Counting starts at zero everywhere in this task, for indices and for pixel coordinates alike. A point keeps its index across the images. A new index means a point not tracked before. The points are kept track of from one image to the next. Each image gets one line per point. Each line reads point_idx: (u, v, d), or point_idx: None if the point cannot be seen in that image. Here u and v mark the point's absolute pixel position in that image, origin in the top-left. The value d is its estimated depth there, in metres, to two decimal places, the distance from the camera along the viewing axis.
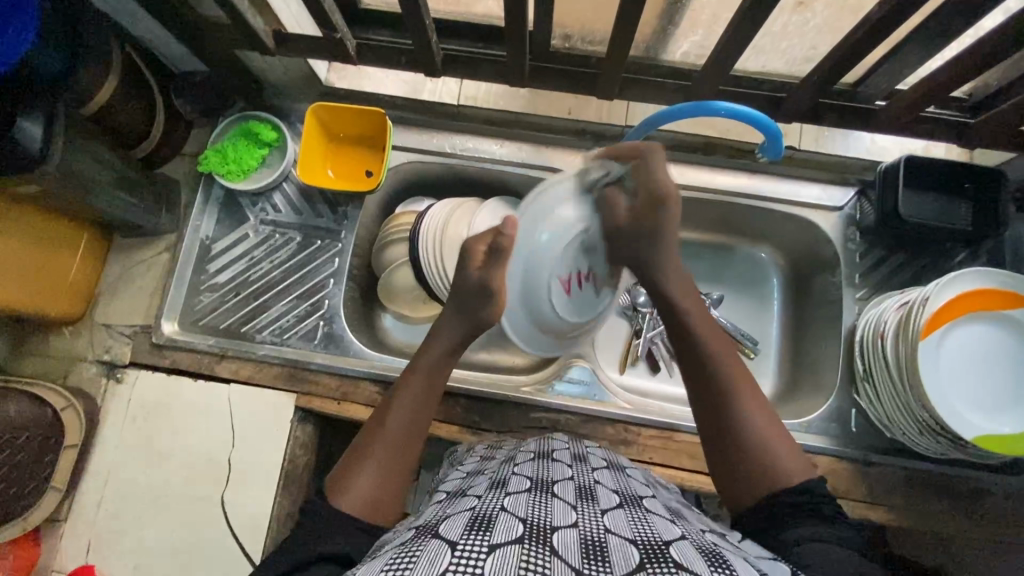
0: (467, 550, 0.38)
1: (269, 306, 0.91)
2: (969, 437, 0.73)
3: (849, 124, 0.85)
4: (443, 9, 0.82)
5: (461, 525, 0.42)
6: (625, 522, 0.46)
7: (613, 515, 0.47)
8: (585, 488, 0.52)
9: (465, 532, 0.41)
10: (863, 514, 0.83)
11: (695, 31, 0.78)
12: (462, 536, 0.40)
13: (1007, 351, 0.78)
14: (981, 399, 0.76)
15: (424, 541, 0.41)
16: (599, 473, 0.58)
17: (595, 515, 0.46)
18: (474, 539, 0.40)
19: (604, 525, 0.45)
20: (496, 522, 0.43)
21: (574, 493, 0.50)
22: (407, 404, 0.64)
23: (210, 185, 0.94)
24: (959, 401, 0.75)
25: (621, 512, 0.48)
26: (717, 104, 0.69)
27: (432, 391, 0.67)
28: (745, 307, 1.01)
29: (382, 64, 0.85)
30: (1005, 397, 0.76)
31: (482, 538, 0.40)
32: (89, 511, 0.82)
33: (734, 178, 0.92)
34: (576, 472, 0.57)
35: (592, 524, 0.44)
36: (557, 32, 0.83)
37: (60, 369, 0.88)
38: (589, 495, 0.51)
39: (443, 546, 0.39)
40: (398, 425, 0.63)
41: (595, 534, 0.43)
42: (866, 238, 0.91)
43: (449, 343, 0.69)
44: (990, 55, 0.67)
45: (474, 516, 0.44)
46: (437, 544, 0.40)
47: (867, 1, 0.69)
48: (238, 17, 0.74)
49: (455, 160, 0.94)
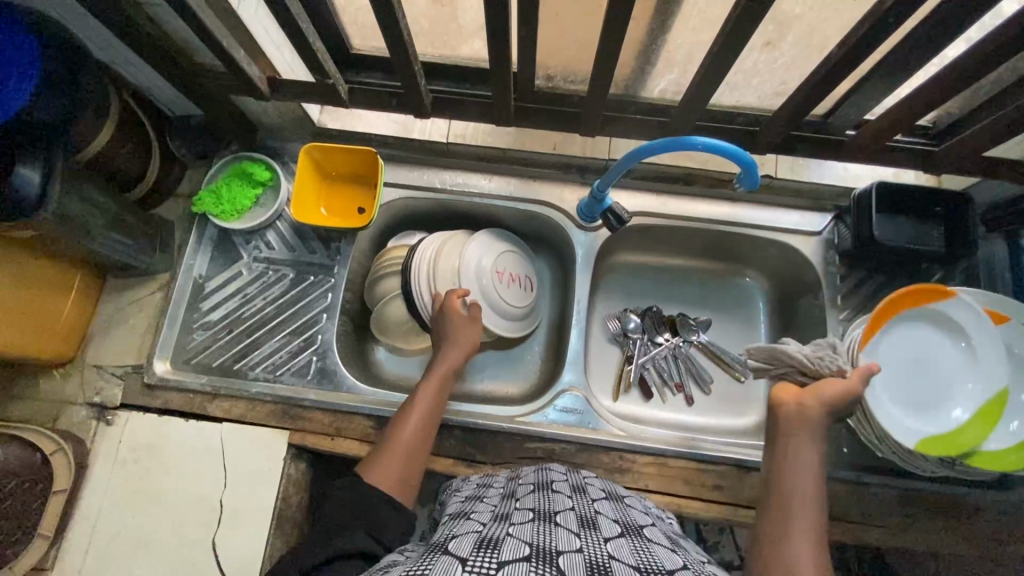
0: (477, 567, 0.40)
1: (262, 343, 0.91)
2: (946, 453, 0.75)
3: (821, 152, 0.89)
4: (431, 54, 0.86)
5: (469, 545, 0.44)
6: (628, 549, 0.47)
7: (616, 542, 0.48)
8: (587, 518, 0.53)
9: (475, 550, 0.43)
10: (860, 536, 0.83)
11: (671, 71, 0.83)
12: (472, 554, 0.42)
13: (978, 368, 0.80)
14: (945, 415, 0.78)
15: (434, 558, 0.42)
16: (599, 503, 0.59)
17: (599, 542, 0.47)
18: (483, 557, 0.41)
19: (608, 551, 0.46)
20: (503, 543, 0.44)
21: (577, 522, 0.51)
22: (427, 400, 0.78)
23: (204, 224, 0.95)
24: (922, 415, 0.78)
25: (624, 540, 0.49)
26: (693, 138, 0.72)
27: (445, 389, 0.80)
28: (733, 331, 1.03)
29: (373, 106, 0.89)
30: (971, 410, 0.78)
31: (490, 557, 0.41)
32: (76, 558, 0.80)
33: (715, 208, 0.95)
34: (576, 502, 0.57)
35: (596, 551, 0.45)
36: (540, 73, 0.87)
37: (50, 412, 0.88)
38: (592, 524, 0.51)
39: (454, 562, 0.41)
40: (417, 417, 0.76)
41: (599, 558, 0.44)
42: (844, 261, 0.93)
43: (461, 349, 0.82)
44: (948, 88, 0.71)
45: (481, 538, 0.46)
46: (448, 561, 0.41)
47: (831, 41, 0.73)
48: (234, 66, 0.77)
49: (445, 195, 0.97)
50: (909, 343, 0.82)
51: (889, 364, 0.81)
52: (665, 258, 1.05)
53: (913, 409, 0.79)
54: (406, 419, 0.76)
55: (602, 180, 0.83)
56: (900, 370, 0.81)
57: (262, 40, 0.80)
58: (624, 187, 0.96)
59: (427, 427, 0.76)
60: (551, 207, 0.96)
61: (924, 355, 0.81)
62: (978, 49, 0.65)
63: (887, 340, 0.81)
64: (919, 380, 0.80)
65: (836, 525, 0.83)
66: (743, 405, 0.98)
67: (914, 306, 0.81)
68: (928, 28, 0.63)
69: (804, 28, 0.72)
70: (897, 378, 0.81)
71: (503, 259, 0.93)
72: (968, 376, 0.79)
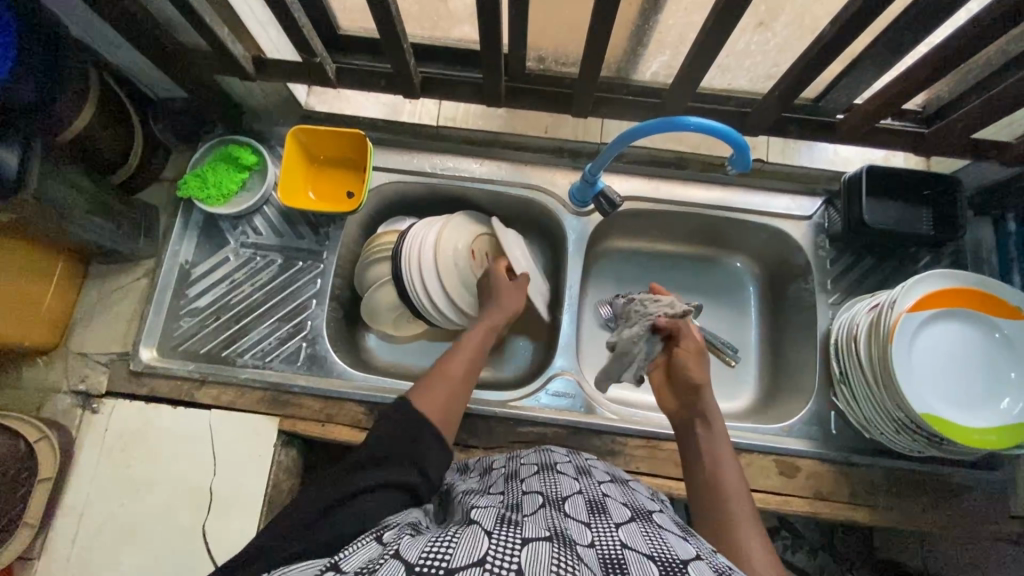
0: (502, 540, 0.39)
1: (251, 329, 0.90)
2: (957, 438, 0.74)
3: (813, 135, 0.89)
4: (420, 34, 0.85)
5: (491, 517, 0.44)
6: (640, 537, 0.47)
7: (628, 529, 0.48)
8: (596, 503, 0.53)
9: (497, 524, 0.42)
10: (848, 515, 0.84)
11: (663, 52, 0.82)
12: (496, 528, 0.42)
13: (989, 353, 0.80)
14: (963, 400, 0.78)
15: (460, 529, 0.42)
16: (605, 486, 0.59)
17: (610, 530, 0.47)
18: (507, 531, 0.41)
19: (620, 540, 0.46)
20: (523, 522, 0.44)
21: (586, 509, 0.51)
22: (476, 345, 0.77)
23: (189, 209, 0.94)
24: (946, 403, 0.77)
25: (634, 526, 0.49)
26: (686, 119, 0.71)
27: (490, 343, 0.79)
28: (723, 315, 1.04)
29: (362, 88, 0.87)
30: (990, 396, 0.78)
31: (514, 532, 0.41)
32: (62, 548, 0.79)
33: (707, 192, 0.95)
34: (583, 485, 0.57)
35: (608, 540, 0.45)
36: (532, 54, 0.86)
37: (33, 400, 0.86)
38: (601, 510, 0.51)
39: (480, 533, 0.40)
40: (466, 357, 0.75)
41: (612, 549, 0.44)
42: (834, 245, 0.94)
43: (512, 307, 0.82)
44: (939, 70, 0.71)
45: (501, 514, 0.45)
46: (474, 531, 0.41)
47: (823, 22, 0.73)
48: (218, 45, 0.75)
49: (435, 179, 0.96)
50: (927, 343, 0.79)
51: (925, 361, 0.79)
52: (656, 244, 1.05)
53: (962, 410, 0.77)
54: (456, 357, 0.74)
55: (594, 163, 0.82)
56: (935, 361, 0.79)
57: (247, 17, 0.78)
58: (616, 171, 0.96)
59: (473, 374, 0.75)
60: (542, 191, 0.95)
61: (946, 354, 0.79)
62: (968, 30, 0.65)
63: (922, 336, 0.79)
64: (955, 370, 0.79)
65: (825, 505, 0.84)
66: (733, 389, 0.99)
67: (947, 296, 0.79)
68: (918, 9, 0.63)
69: (797, 9, 0.72)
70: (934, 369, 0.79)
71: (480, 241, 0.92)
72: (1000, 364, 0.79)
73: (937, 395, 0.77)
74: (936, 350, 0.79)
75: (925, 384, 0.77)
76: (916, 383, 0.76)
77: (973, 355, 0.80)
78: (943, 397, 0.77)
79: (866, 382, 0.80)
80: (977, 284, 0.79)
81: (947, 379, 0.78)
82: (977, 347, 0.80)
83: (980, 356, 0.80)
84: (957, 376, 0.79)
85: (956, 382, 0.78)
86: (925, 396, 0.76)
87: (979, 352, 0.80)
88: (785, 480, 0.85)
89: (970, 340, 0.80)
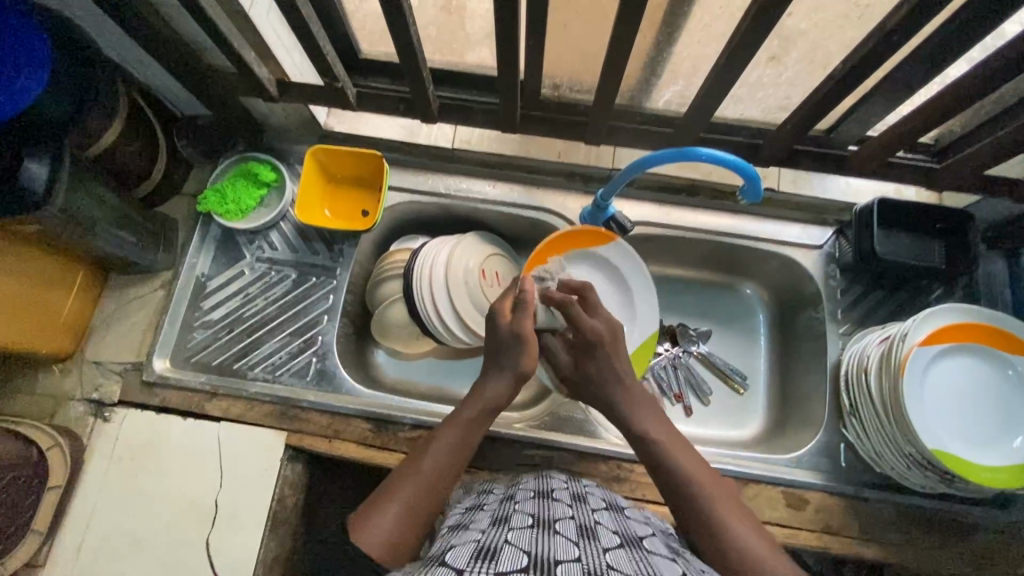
0: None
1: (263, 343, 0.91)
2: (972, 478, 0.73)
3: (824, 166, 0.89)
4: (439, 60, 0.87)
5: (466, 556, 0.45)
6: (626, 559, 0.47)
7: (615, 553, 0.48)
8: (587, 527, 0.53)
9: (471, 561, 0.43)
10: (857, 551, 0.83)
11: (676, 82, 0.83)
12: (468, 565, 0.42)
13: (1002, 390, 0.79)
14: (976, 440, 0.77)
15: (430, 570, 0.43)
16: (598, 513, 0.59)
17: (597, 551, 0.47)
18: (479, 568, 0.42)
19: (606, 560, 0.46)
20: (500, 553, 0.45)
21: (576, 531, 0.51)
22: (443, 448, 0.67)
23: (208, 223, 0.96)
24: (957, 441, 0.76)
25: (623, 550, 0.49)
26: (698, 150, 0.72)
27: (465, 445, 0.69)
28: (734, 342, 1.03)
29: (381, 111, 0.89)
30: (1003, 435, 0.77)
31: (486, 568, 0.42)
32: (69, 555, 0.80)
33: (716, 220, 0.96)
34: (576, 511, 0.57)
35: (594, 559, 0.45)
36: (547, 82, 0.87)
37: (47, 407, 0.88)
38: (591, 533, 0.52)
39: (450, 573, 0.41)
40: (430, 471, 0.65)
41: (597, 567, 0.44)
42: (845, 275, 0.94)
43: (486, 401, 0.72)
44: (951, 108, 0.72)
45: (479, 548, 0.46)
46: (443, 573, 0.42)
47: (835, 58, 0.74)
48: (244, 68, 0.78)
49: (449, 200, 0.97)
50: (939, 379, 0.79)
51: (936, 399, 0.78)
52: (665, 269, 1.05)
53: (975, 450, 0.76)
54: (416, 470, 0.65)
55: (606, 188, 0.83)
56: (946, 397, 0.78)
57: (273, 42, 0.81)
58: (627, 197, 0.97)
59: (440, 486, 0.65)
60: (553, 214, 0.96)
61: (957, 391, 0.78)
62: (982, 69, 0.66)
63: (931, 373, 0.78)
64: (966, 408, 0.78)
65: (833, 540, 0.83)
66: (741, 418, 0.98)
67: (958, 333, 0.79)
68: (929, 47, 0.64)
69: (809, 43, 0.73)
70: (944, 407, 0.78)
71: (490, 261, 0.93)
72: (1012, 401, 0.78)
73: (948, 433, 0.76)
74: (947, 386, 0.78)
75: (936, 421, 0.76)
76: (927, 421, 0.75)
77: (986, 392, 0.79)
78: (955, 435, 0.76)
79: (879, 415, 0.79)
80: (989, 320, 0.79)
81: (958, 417, 0.77)
82: (989, 382, 0.79)
83: (993, 394, 0.79)
84: (970, 415, 0.78)
85: (967, 420, 0.77)
86: (936, 433, 0.75)
87: (992, 390, 0.79)
88: (793, 513, 0.84)
89: (982, 377, 0.79)
